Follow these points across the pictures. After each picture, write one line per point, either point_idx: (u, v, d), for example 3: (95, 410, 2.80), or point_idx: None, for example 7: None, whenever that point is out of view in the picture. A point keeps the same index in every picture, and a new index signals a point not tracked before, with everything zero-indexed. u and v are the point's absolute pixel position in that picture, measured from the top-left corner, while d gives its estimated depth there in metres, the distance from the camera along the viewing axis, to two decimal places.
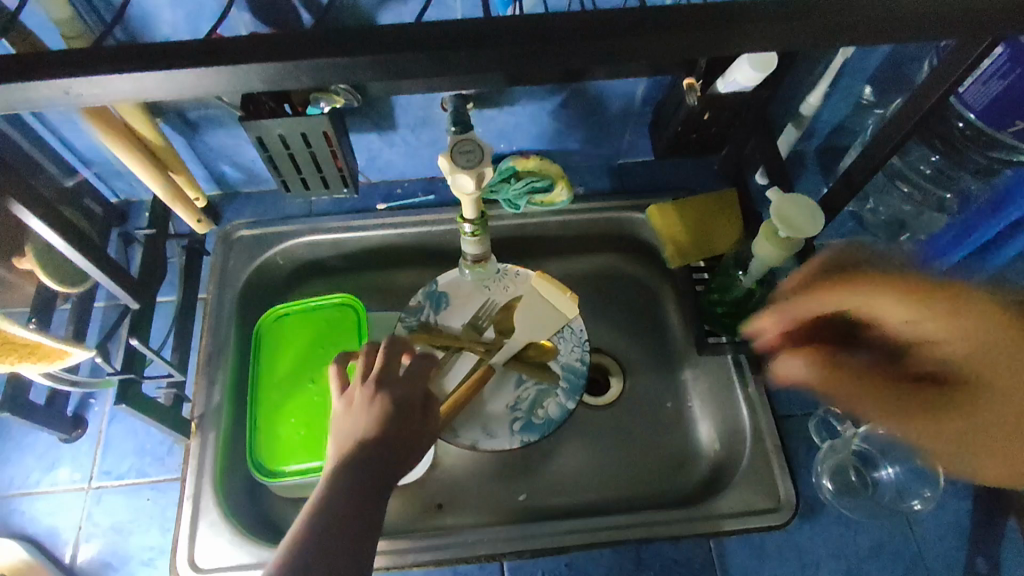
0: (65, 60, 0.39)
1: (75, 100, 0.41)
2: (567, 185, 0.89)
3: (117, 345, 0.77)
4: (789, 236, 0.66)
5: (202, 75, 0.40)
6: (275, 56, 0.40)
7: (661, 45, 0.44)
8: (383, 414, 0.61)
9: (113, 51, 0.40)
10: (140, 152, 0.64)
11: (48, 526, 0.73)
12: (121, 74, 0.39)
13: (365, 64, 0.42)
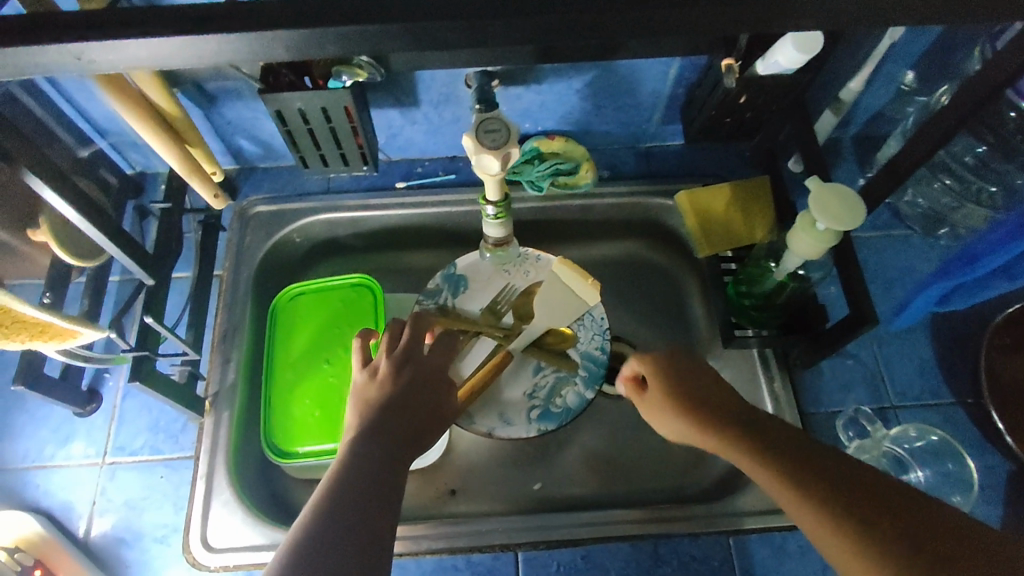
0: (80, 23, 0.37)
1: (88, 67, 0.39)
2: (591, 166, 0.88)
3: (132, 320, 0.76)
4: (827, 228, 0.63)
5: (225, 44, 0.38)
6: (298, 23, 0.38)
7: (710, 21, 0.41)
8: (403, 393, 0.60)
9: (130, 15, 0.38)
10: (155, 123, 0.62)
11: (62, 500, 0.72)
12: (136, 40, 0.37)
13: (395, 34, 0.39)
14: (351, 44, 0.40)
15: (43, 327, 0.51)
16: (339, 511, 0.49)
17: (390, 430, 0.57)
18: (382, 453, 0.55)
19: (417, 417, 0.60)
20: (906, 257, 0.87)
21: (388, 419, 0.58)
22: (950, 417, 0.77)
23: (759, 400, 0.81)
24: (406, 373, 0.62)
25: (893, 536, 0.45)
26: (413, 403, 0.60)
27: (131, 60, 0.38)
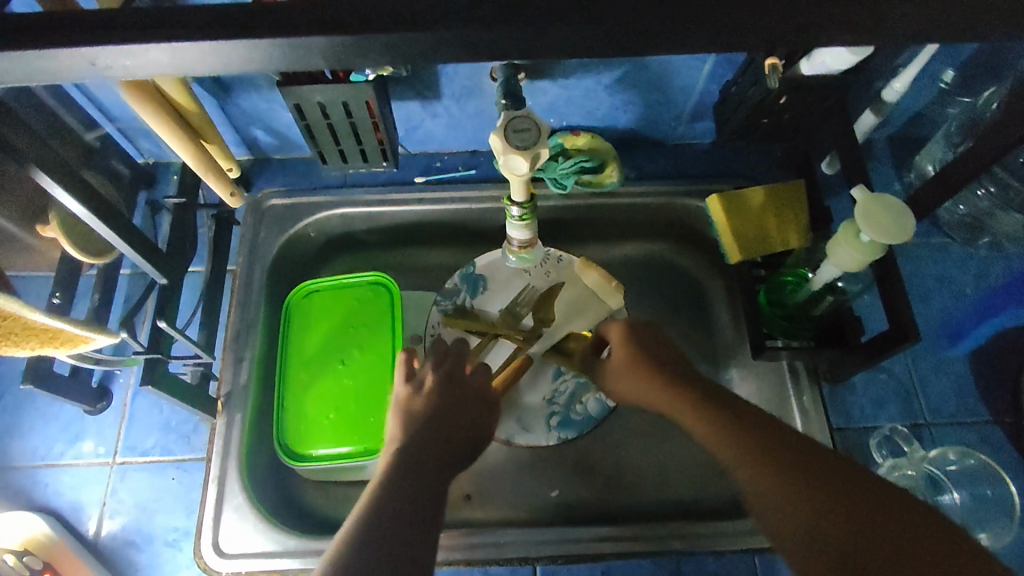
0: (98, 26, 0.34)
1: (103, 73, 0.36)
2: (617, 165, 0.84)
3: (143, 317, 0.74)
4: (871, 239, 0.60)
5: (254, 50, 0.35)
6: (334, 28, 0.34)
7: (783, 31, 0.37)
8: (444, 411, 0.57)
9: (149, 15, 0.35)
10: (173, 121, 0.60)
11: (72, 499, 0.71)
12: (159, 44, 0.34)
13: (441, 44, 0.35)
14: (391, 55, 0.36)
15: (53, 334, 0.49)
16: (376, 533, 0.47)
17: (433, 448, 0.54)
18: (422, 471, 0.52)
19: (459, 434, 0.57)
20: (943, 267, 0.83)
21: (432, 435, 0.55)
22: (987, 436, 0.74)
23: (787, 414, 0.78)
24: (446, 391, 0.59)
25: (856, 532, 0.46)
26: (456, 420, 0.57)
27: (151, 66, 0.35)
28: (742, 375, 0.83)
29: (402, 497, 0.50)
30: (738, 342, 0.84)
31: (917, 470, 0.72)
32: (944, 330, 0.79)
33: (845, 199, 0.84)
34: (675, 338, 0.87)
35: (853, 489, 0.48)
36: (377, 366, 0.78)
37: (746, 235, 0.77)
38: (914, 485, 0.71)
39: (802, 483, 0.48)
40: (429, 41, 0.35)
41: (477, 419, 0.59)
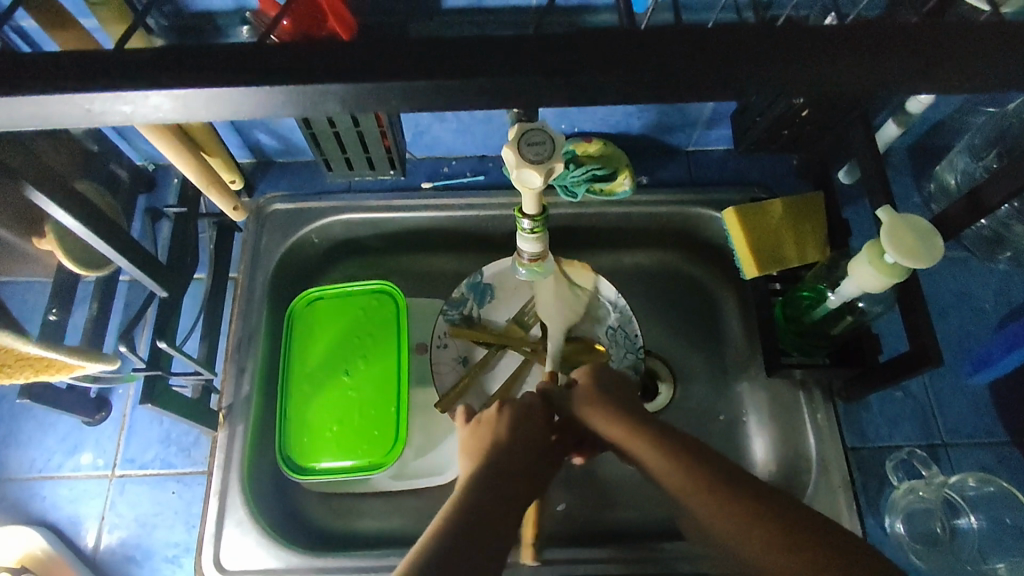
0: (96, 69, 0.31)
1: (97, 119, 0.32)
2: (629, 173, 0.81)
3: (143, 328, 0.72)
4: (895, 261, 0.58)
5: (266, 98, 0.32)
6: (356, 73, 0.31)
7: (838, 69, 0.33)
8: (504, 466, 0.55)
9: (151, 54, 0.32)
10: (178, 142, 0.59)
11: (70, 513, 0.70)
12: (167, 92, 0.31)
13: (477, 92, 0.32)
14: (420, 101, 0.33)
15: (49, 362, 0.49)
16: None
17: (492, 505, 0.51)
18: (478, 529, 0.48)
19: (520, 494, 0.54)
20: (962, 282, 0.80)
21: (492, 492, 0.52)
22: (1004, 458, 0.72)
23: (800, 431, 0.76)
24: (507, 442, 0.57)
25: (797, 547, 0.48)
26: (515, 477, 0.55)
27: (154, 113, 0.32)
28: (753, 389, 0.81)
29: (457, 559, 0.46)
30: (750, 356, 0.83)
31: (934, 494, 0.70)
32: (963, 348, 0.77)
33: (864, 211, 0.81)
34: (686, 350, 0.85)
35: (782, 507, 0.50)
36: (381, 377, 0.76)
37: (762, 250, 0.75)
38: (930, 510, 0.70)
39: (736, 509, 0.50)
40: (459, 87, 0.32)
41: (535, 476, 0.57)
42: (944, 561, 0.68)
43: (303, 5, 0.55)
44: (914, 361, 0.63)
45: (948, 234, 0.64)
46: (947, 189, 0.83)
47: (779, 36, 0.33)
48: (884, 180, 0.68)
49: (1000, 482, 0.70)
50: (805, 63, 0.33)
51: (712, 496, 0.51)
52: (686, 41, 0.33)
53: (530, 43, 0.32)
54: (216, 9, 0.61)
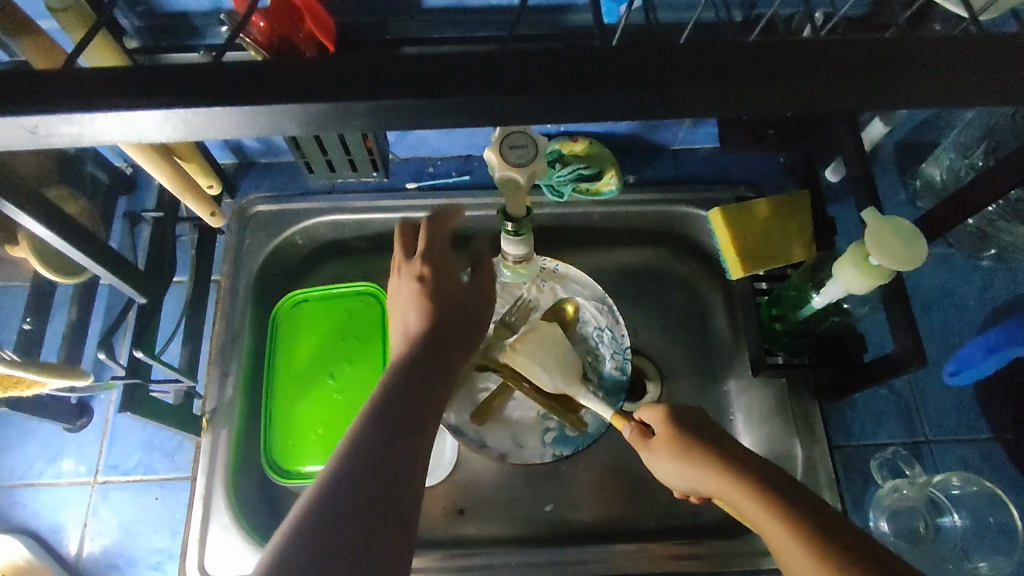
0: (47, 89, 0.30)
1: (45, 140, 0.31)
2: (616, 172, 0.81)
3: (123, 333, 0.72)
4: (880, 264, 0.58)
5: (221, 116, 0.30)
6: (322, 90, 0.30)
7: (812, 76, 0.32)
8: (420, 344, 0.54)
9: (107, 72, 0.30)
10: (152, 144, 0.58)
11: (52, 520, 0.69)
12: (116, 112, 0.29)
13: (447, 109, 0.31)
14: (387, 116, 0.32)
15: (17, 380, 0.49)
16: (363, 472, 0.43)
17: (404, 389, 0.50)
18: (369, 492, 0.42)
19: (445, 350, 0.54)
20: (945, 279, 0.80)
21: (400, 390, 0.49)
22: (988, 455, 0.73)
23: (786, 429, 0.77)
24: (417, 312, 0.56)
25: None
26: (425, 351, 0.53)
27: (104, 136, 0.31)
28: (739, 387, 0.81)
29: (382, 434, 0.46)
30: (736, 353, 0.83)
31: (918, 493, 0.70)
32: (947, 344, 0.77)
33: (849, 208, 0.81)
34: (673, 349, 0.85)
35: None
36: (367, 380, 0.76)
37: (747, 251, 0.75)
38: (914, 508, 0.70)
39: None
40: (430, 106, 0.31)
41: (462, 319, 0.57)
42: (928, 559, 0.68)
43: (281, 10, 0.54)
44: (898, 362, 0.63)
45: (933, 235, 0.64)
46: (932, 185, 0.83)
47: (761, 48, 0.32)
48: (869, 180, 0.67)
49: (984, 482, 0.70)
50: (781, 72, 0.32)
51: None
52: (665, 52, 0.32)
53: (504, 56, 0.31)
54: (191, 9, 0.60)
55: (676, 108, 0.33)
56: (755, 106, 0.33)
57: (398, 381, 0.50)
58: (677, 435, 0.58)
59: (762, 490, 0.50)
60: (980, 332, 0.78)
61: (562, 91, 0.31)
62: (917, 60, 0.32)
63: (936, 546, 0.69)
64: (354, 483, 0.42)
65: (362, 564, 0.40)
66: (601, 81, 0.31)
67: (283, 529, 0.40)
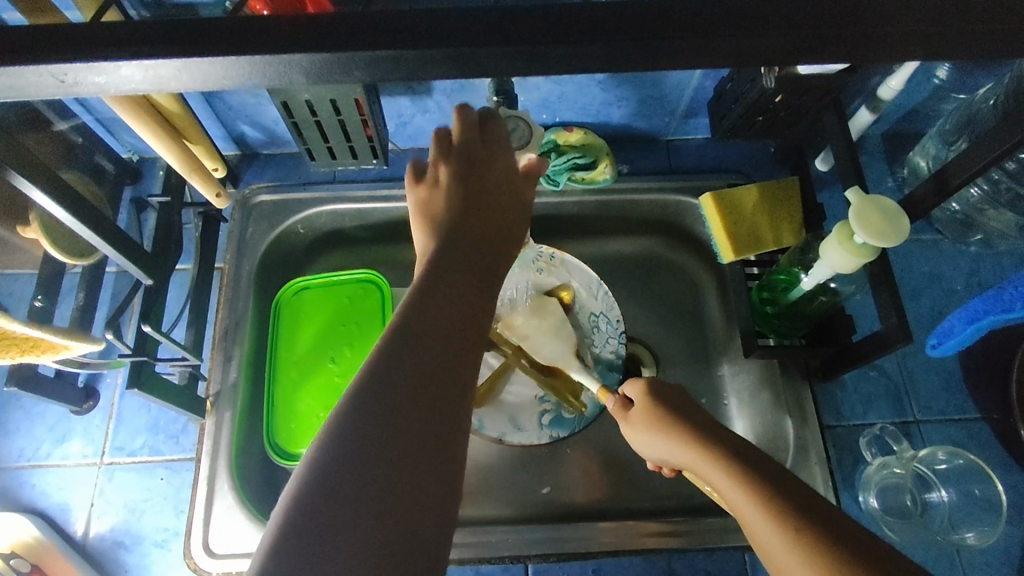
0: (71, 42, 0.31)
1: (71, 90, 0.33)
2: (610, 162, 0.82)
3: (129, 317, 0.73)
4: (864, 241, 0.60)
5: (237, 66, 0.32)
6: (321, 46, 0.32)
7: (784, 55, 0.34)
8: (459, 254, 0.47)
9: (123, 30, 0.32)
10: (158, 126, 0.60)
11: (59, 501, 0.71)
12: (138, 62, 0.31)
13: (440, 67, 0.33)
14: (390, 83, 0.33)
15: (35, 343, 0.52)
16: (372, 420, 0.39)
17: (437, 290, 0.44)
18: (400, 423, 0.39)
19: (478, 247, 0.49)
20: (932, 263, 0.82)
21: (439, 301, 0.44)
22: (976, 434, 0.74)
23: (779, 411, 0.78)
24: (459, 210, 0.50)
25: None
26: (461, 256, 0.47)
27: (128, 83, 0.32)
28: (733, 371, 0.84)
29: (419, 359, 0.41)
30: (729, 338, 0.85)
31: (906, 468, 0.72)
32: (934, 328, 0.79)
33: (838, 196, 0.84)
34: (667, 336, 0.87)
35: (872, 545, 0.44)
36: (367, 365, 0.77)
37: (739, 235, 0.77)
38: (902, 484, 0.72)
39: (830, 561, 0.43)
40: (430, 63, 0.33)
41: (506, 224, 0.52)
42: (916, 533, 0.70)
43: None
44: (887, 339, 0.64)
45: (919, 215, 0.66)
46: (918, 173, 0.85)
47: (739, 8, 0.34)
48: (856, 162, 0.69)
49: (967, 455, 0.71)
50: (752, 44, 0.34)
51: (798, 554, 0.44)
52: (645, 22, 0.34)
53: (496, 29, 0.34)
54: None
55: (658, 62, 0.35)
56: (732, 62, 0.35)
57: (436, 294, 0.44)
58: (654, 405, 0.62)
59: (722, 453, 0.54)
60: None
61: (550, 51, 0.33)
62: (887, 24, 0.34)
63: (924, 520, 0.71)
64: (375, 427, 0.38)
65: (382, 504, 0.36)
66: (587, 39, 0.33)
67: (295, 484, 0.37)
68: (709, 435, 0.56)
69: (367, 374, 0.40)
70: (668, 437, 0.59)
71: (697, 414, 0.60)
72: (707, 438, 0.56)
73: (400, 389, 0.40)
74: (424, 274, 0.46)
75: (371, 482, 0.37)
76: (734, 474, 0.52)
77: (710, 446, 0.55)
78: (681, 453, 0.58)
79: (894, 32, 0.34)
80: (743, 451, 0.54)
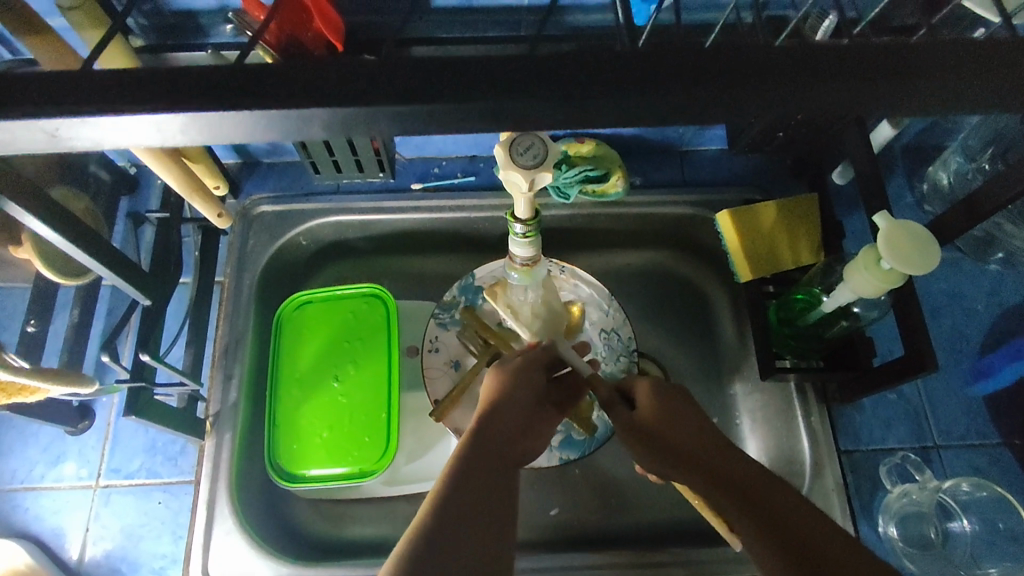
0: (60, 86, 0.29)
1: (64, 144, 0.30)
2: (623, 174, 0.79)
3: (125, 337, 0.71)
4: (892, 268, 0.57)
5: (245, 121, 0.30)
6: (334, 89, 0.30)
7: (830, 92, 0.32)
8: (482, 464, 0.53)
9: (120, 75, 0.30)
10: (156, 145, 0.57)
11: (53, 525, 0.68)
12: (137, 116, 0.29)
13: (461, 111, 0.30)
14: (408, 127, 0.31)
15: (23, 387, 0.50)
16: None
17: (466, 495, 0.51)
18: None
19: (502, 470, 0.54)
20: (953, 283, 0.79)
21: (467, 498, 0.51)
22: (996, 459, 0.72)
23: (794, 434, 0.76)
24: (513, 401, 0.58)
25: None
26: (485, 473, 0.53)
27: (125, 139, 0.30)
28: (746, 390, 0.81)
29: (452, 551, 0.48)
30: (741, 356, 0.83)
31: (928, 498, 0.70)
32: (955, 349, 0.77)
33: (856, 211, 0.81)
34: (679, 353, 0.85)
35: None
36: (372, 384, 0.75)
37: (755, 254, 0.75)
38: (924, 514, 0.70)
39: None
40: (453, 111, 0.30)
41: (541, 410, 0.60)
42: (937, 565, 0.68)
43: (290, 7, 0.53)
44: (911, 368, 0.62)
45: (946, 238, 0.63)
46: (939, 189, 0.82)
47: (787, 49, 0.31)
48: (880, 182, 0.67)
49: (994, 487, 0.69)
50: (796, 80, 0.31)
51: None
52: (679, 64, 0.31)
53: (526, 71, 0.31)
54: (198, 8, 0.60)
55: (703, 112, 0.32)
56: (780, 110, 0.32)
57: (461, 498, 0.51)
58: (659, 409, 0.60)
59: (726, 475, 0.55)
60: (987, 336, 0.77)
61: (582, 98, 0.30)
62: (944, 72, 0.31)
63: (947, 551, 0.69)
64: (444, 523, 0.49)
65: None
66: (624, 89, 0.30)
67: None
68: (714, 455, 0.57)
69: (442, 487, 0.51)
70: (671, 446, 0.58)
71: (703, 424, 0.59)
72: (714, 458, 0.56)
73: (464, 495, 0.51)
74: (454, 476, 0.52)
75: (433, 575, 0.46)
76: (737, 498, 0.53)
77: (715, 466, 0.56)
78: (685, 465, 0.57)
79: (950, 79, 0.31)
80: (756, 480, 0.54)
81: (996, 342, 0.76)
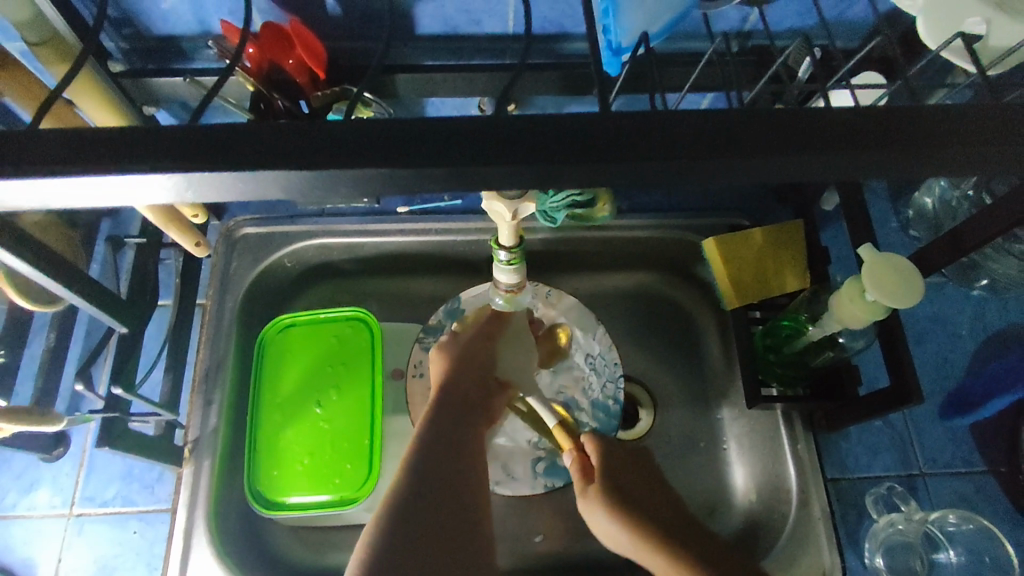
0: (26, 144, 0.29)
1: (21, 200, 0.30)
2: (611, 200, 0.74)
3: (102, 364, 0.70)
4: (875, 300, 0.57)
5: (207, 177, 0.29)
6: (303, 142, 0.30)
7: (806, 137, 0.31)
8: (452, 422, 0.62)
9: (81, 135, 0.30)
10: None
11: (24, 555, 0.67)
12: (96, 178, 0.29)
13: (431, 159, 0.30)
14: (379, 179, 0.31)
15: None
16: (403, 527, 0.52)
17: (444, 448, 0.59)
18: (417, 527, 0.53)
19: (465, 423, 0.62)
20: (938, 307, 0.79)
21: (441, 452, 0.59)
22: (982, 487, 0.72)
23: (780, 460, 0.75)
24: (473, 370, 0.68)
25: None
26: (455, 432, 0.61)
27: (83, 197, 0.30)
28: (734, 415, 0.81)
29: (433, 490, 0.55)
30: (729, 381, 0.82)
31: (914, 529, 0.70)
32: (941, 375, 0.76)
33: (842, 237, 0.81)
34: (666, 377, 0.85)
35: None
36: (356, 410, 0.74)
37: (741, 280, 0.75)
38: (910, 545, 0.70)
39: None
40: (424, 160, 0.30)
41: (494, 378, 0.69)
42: None
43: (273, 38, 0.56)
44: (893, 399, 0.62)
45: (930, 268, 0.63)
46: (925, 214, 0.82)
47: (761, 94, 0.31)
48: (864, 210, 0.67)
49: (980, 519, 0.69)
50: (765, 128, 0.31)
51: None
52: (652, 115, 0.31)
53: (498, 118, 0.31)
54: (179, 34, 0.59)
55: (682, 164, 0.31)
56: (760, 157, 0.31)
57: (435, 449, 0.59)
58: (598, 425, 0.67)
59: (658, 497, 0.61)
60: (973, 362, 0.77)
61: (555, 151, 0.30)
62: (911, 124, 0.31)
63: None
64: (406, 508, 0.53)
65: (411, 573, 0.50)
66: (594, 137, 0.31)
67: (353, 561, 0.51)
68: (653, 483, 0.63)
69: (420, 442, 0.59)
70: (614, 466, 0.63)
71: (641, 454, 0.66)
72: (651, 486, 0.62)
73: (419, 502, 0.54)
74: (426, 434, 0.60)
75: (422, 516, 0.53)
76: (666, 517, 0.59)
77: (651, 493, 0.62)
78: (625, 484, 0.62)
79: (916, 130, 0.31)
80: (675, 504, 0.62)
81: (981, 367, 0.76)
